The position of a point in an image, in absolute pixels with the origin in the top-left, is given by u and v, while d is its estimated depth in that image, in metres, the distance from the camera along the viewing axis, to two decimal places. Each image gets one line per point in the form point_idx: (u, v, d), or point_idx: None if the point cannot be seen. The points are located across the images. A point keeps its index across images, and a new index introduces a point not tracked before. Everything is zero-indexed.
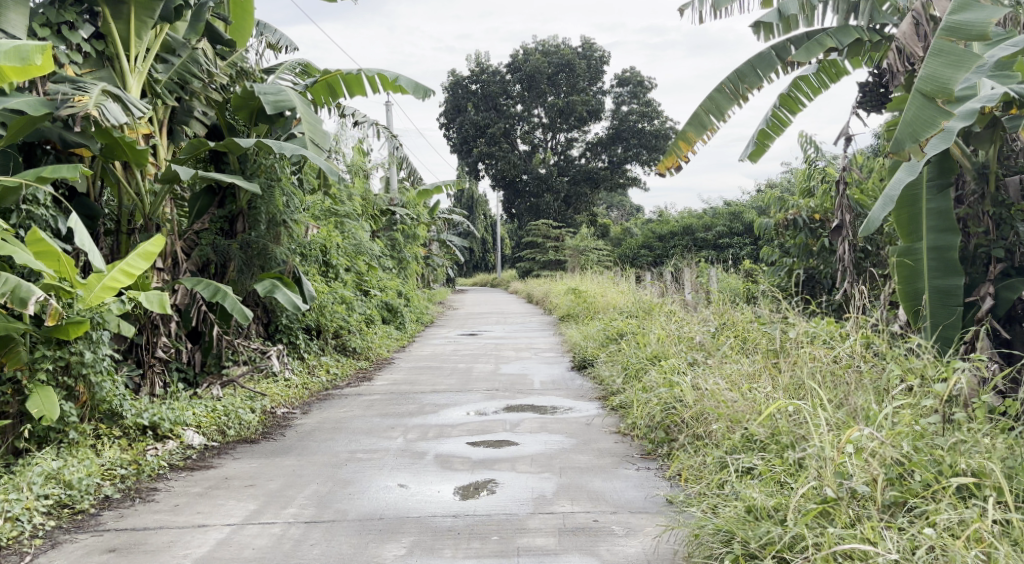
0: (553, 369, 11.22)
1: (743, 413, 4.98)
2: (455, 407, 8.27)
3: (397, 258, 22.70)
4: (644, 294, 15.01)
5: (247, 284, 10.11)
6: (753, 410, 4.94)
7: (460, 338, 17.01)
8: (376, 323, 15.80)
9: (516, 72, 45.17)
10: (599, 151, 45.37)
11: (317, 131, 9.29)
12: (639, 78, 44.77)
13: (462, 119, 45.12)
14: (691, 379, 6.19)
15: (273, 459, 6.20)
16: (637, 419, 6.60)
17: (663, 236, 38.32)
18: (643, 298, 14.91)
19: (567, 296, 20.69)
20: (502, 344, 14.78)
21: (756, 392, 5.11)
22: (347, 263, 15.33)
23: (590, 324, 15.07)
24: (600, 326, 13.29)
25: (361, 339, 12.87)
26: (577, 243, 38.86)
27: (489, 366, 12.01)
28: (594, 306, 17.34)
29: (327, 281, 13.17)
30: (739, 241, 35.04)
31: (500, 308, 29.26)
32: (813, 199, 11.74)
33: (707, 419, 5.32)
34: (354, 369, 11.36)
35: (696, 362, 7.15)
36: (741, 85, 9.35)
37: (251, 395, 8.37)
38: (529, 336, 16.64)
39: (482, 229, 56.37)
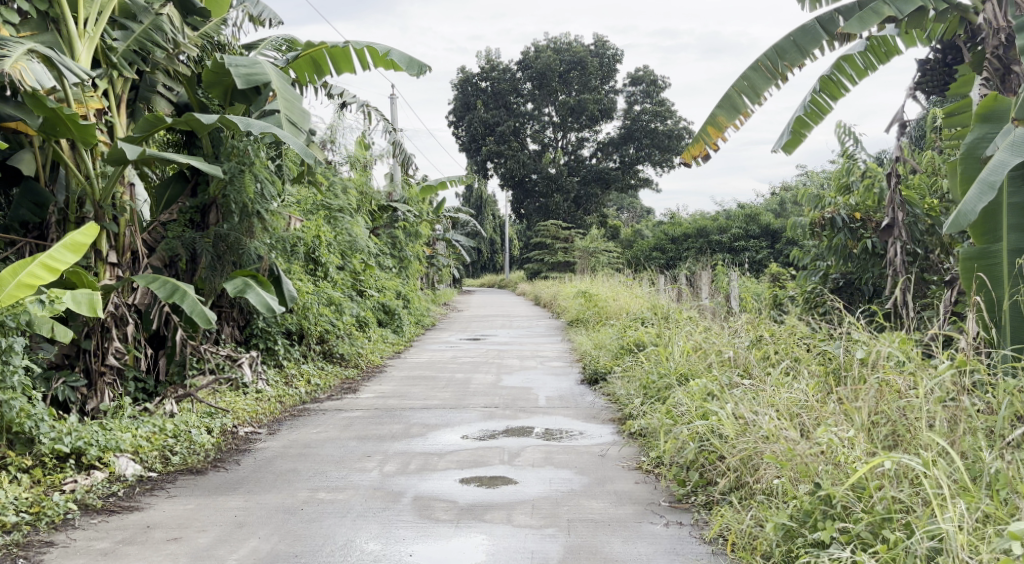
0: (560, 382, 10.08)
1: (810, 459, 3.90)
2: (446, 429, 7.13)
3: (398, 258, 21.57)
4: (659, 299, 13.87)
5: (216, 284, 8.97)
6: (824, 458, 3.84)
7: (461, 344, 15.89)
8: (370, 327, 14.69)
9: (526, 69, 44.02)
10: (610, 151, 44.22)
11: (295, 109, 8.15)
12: (652, 77, 43.59)
13: (471, 117, 44.00)
14: (731, 412, 5.03)
15: (216, 499, 5.06)
16: (662, 454, 5.43)
17: (675, 238, 37.17)
18: (658, 303, 13.76)
19: (575, 300, 19.59)
20: (505, 352, 13.65)
21: (824, 432, 4.02)
22: (339, 262, 14.23)
23: (601, 332, 13.92)
24: (612, 335, 12.16)
25: (350, 345, 11.76)
26: (587, 244, 37.70)
27: (491, 377, 10.88)
28: (605, 310, 16.21)
29: (315, 280, 12.07)
30: (755, 245, 33.86)
31: (505, 310, 28.14)
32: (852, 197, 10.56)
33: (760, 464, 4.24)
34: (339, 379, 10.24)
35: (729, 386, 5.99)
36: (781, 62, 8.19)
37: (210, 413, 7.29)
38: (535, 342, 15.50)
39: (489, 230, 55.23)
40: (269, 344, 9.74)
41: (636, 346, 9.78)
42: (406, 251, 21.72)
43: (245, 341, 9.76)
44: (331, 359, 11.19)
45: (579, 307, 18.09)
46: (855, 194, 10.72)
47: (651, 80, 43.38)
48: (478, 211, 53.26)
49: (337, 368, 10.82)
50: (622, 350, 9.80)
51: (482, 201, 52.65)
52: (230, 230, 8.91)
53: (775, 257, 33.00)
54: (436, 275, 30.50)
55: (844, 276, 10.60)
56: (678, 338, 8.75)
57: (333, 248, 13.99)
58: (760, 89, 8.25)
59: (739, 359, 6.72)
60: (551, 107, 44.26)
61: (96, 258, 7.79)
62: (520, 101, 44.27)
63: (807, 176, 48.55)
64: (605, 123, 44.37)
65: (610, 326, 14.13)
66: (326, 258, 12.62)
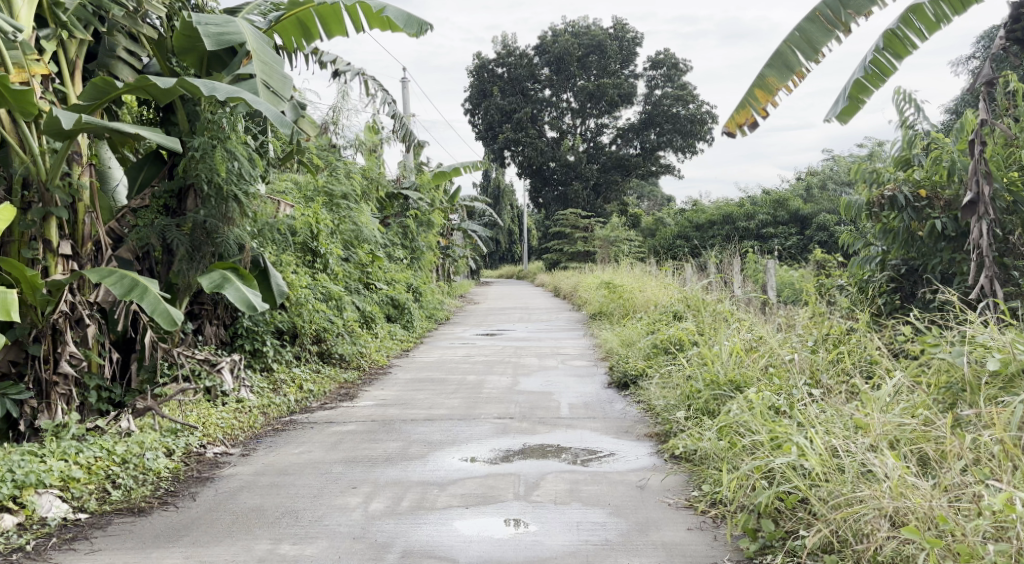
0: (584, 386, 8.94)
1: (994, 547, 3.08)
2: (451, 449, 6.02)
3: (410, 249, 20.48)
4: (691, 290, 12.70)
5: (192, 278, 7.78)
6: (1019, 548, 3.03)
7: (476, 340, 14.78)
8: (377, 323, 13.61)
9: (544, 54, 42.78)
10: (631, 137, 42.97)
11: (274, 74, 7.03)
12: (674, 60, 42.17)
13: (488, 105, 42.79)
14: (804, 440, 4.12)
15: (149, 553, 3.99)
16: (720, 491, 4.34)
17: (700, 225, 35.89)
18: (690, 295, 12.59)
19: (598, 292, 18.40)
20: (524, 349, 12.52)
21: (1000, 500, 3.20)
22: (343, 254, 13.16)
23: (628, 326, 12.75)
24: (641, 331, 11.00)
25: (351, 344, 10.68)
26: (608, 233, 36.45)
27: (507, 378, 9.75)
28: (631, 302, 15.04)
29: (313, 273, 11.00)
30: (784, 232, 32.56)
31: (525, 302, 27.02)
32: (917, 171, 9.31)
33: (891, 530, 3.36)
34: (336, 384, 9.17)
35: (799, 402, 4.90)
36: (843, 11, 7.03)
37: (176, 429, 6.19)
38: (555, 338, 14.36)
39: (507, 220, 54.10)
40: (257, 345, 8.66)
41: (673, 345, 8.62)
42: (419, 241, 20.62)
43: (230, 342, 8.66)
44: (330, 360, 10.09)
45: (603, 298, 16.92)
46: (917, 169, 9.48)
47: (673, 64, 41.97)
48: (495, 201, 52.08)
49: (335, 371, 9.73)
50: (655, 349, 8.64)
51: (500, 191, 51.50)
52: (206, 217, 7.70)
53: (805, 244, 31.71)
54: (453, 267, 29.41)
55: (905, 262, 9.39)
56: (722, 338, 7.60)
57: (334, 237, 12.90)
58: (817, 44, 7.13)
59: (804, 365, 5.57)
60: (570, 93, 42.98)
61: (45, 250, 6.68)
62: (537, 88, 43.03)
63: (835, 160, 47.06)
64: (625, 108, 43.04)
65: (637, 321, 12.96)
66: (325, 247, 11.53)
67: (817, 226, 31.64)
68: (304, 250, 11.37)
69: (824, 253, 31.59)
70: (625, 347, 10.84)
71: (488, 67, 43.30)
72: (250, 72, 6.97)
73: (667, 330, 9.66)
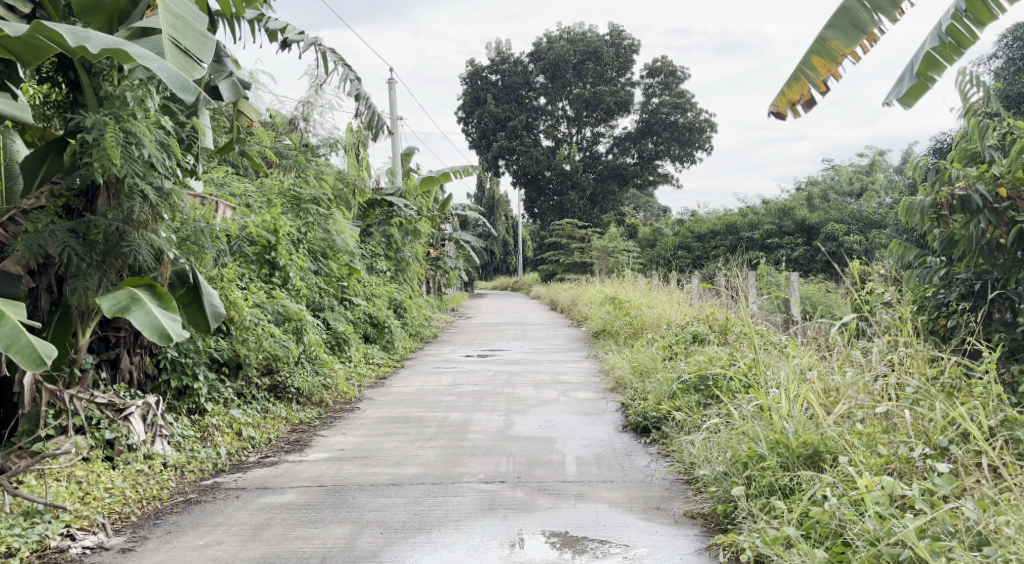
0: (592, 430, 7.25)
1: None
2: (417, 541, 4.36)
3: (394, 261, 18.77)
4: (710, 309, 11.03)
5: (91, 299, 5.96)
6: None
7: (464, 364, 13.09)
8: (350, 346, 11.92)
9: (538, 61, 41.22)
10: (628, 146, 41.44)
11: (186, 29, 5.32)
12: (671, 67, 40.56)
13: (482, 112, 41.16)
14: None
15: None
16: None
17: (701, 235, 34.44)
18: (709, 315, 10.92)
19: (600, 307, 16.71)
20: (518, 377, 10.83)
21: None
22: (309, 268, 11.45)
23: (638, 350, 11.06)
24: (658, 360, 9.33)
25: (312, 375, 8.98)
26: (605, 243, 34.65)
27: (497, 417, 8.07)
28: (639, 322, 13.32)
29: (268, 290, 9.30)
30: (790, 242, 31.00)
31: (519, 316, 25.32)
32: (993, 166, 7.55)
33: None
34: (286, 429, 7.47)
35: (952, 499, 3.50)
36: None
37: (36, 512, 4.44)
38: (553, 362, 12.67)
39: (502, 230, 52.49)
40: (185, 382, 6.93)
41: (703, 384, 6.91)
42: (405, 252, 18.92)
43: (153, 377, 6.93)
44: (284, 396, 8.39)
45: (606, 315, 15.22)
46: (989, 165, 7.75)
47: (671, 71, 40.37)
48: (489, 210, 50.44)
49: (289, 410, 8.02)
50: (680, 385, 6.93)
51: (494, 201, 49.90)
52: (111, 220, 5.91)
53: (813, 255, 30.16)
54: (444, 279, 27.72)
55: (979, 276, 7.57)
56: (771, 379, 5.90)
57: (297, 248, 11.21)
58: None
59: (914, 430, 4.08)
60: (565, 101, 41.38)
61: None
62: (532, 95, 41.44)
63: (837, 169, 45.62)
64: (622, 116, 41.45)
65: (648, 344, 11.26)
66: (283, 260, 9.83)
67: (825, 237, 30.10)
68: (260, 263, 9.70)
69: (832, 264, 30.05)
70: (638, 379, 9.14)
71: (482, 74, 41.82)
72: (155, 25, 5.26)
73: (694, 361, 7.99)
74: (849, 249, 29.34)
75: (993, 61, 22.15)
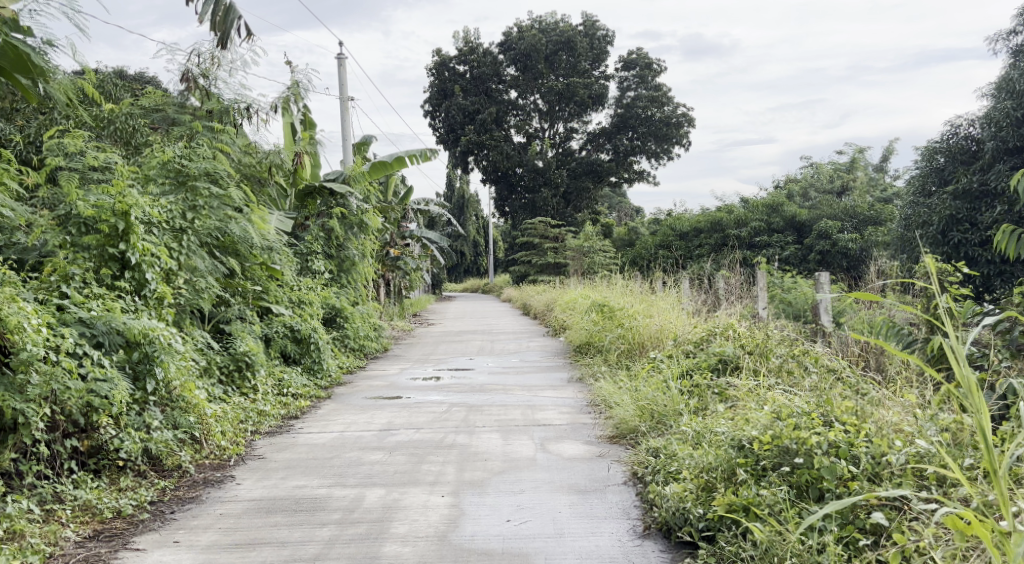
0: (592, 534, 4.35)
1: None
2: None
3: (335, 259, 15.75)
4: (742, 333, 8.25)
5: None
6: None
7: (411, 391, 10.15)
8: (254, 371, 9.08)
9: (508, 51, 38.32)
10: (602, 142, 38.76)
11: None
12: (648, 60, 38.05)
13: (448, 105, 38.16)
14: None
15: None
16: None
17: (684, 234, 31.82)
18: (739, 337, 8.09)
19: (582, 315, 13.87)
20: (478, 417, 7.92)
21: None
22: (186, 262, 8.51)
23: (642, 383, 8.16)
24: (683, 409, 6.45)
25: (163, 427, 5.93)
26: (581, 243, 31.70)
27: (439, 501, 5.14)
28: (636, 336, 10.47)
29: (102, 299, 6.34)
30: (779, 240, 28.37)
31: (486, 323, 22.43)
32: None
33: None
34: (80, 532, 4.52)
35: None
36: None
37: None
38: (525, 390, 9.75)
39: (472, 230, 49.52)
40: None
41: (792, 464, 4.07)
42: (350, 249, 15.89)
43: None
44: (108, 465, 5.42)
45: (588, 325, 12.36)
46: None
47: (647, 63, 37.77)
48: (459, 211, 47.43)
49: (105, 491, 5.06)
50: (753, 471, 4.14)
51: (464, 199, 46.96)
52: None
53: (805, 255, 27.59)
54: (403, 281, 24.77)
55: None
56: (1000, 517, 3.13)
57: (172, 241, 8.31)
58: None
59: None
60: (537, 94, 38.54)
61: None
62: (502, 88, 38.54)
63: (817, 166, 43.13)
64: (597, 110, 38.75)
65: (654, 372, 8.39)
66: (138, 253, 6.89)
67: (817, 234, 27.46)
68: (101, 259, 6.80)
69: (825, 264, 27.48)
70: (651, 432, 6.27)
71: (449, 64, 38.86)
72: None
73: (742, 417, 5.14)
74: (844, 248, 26.77)
75: (1012, 40, 19.49)
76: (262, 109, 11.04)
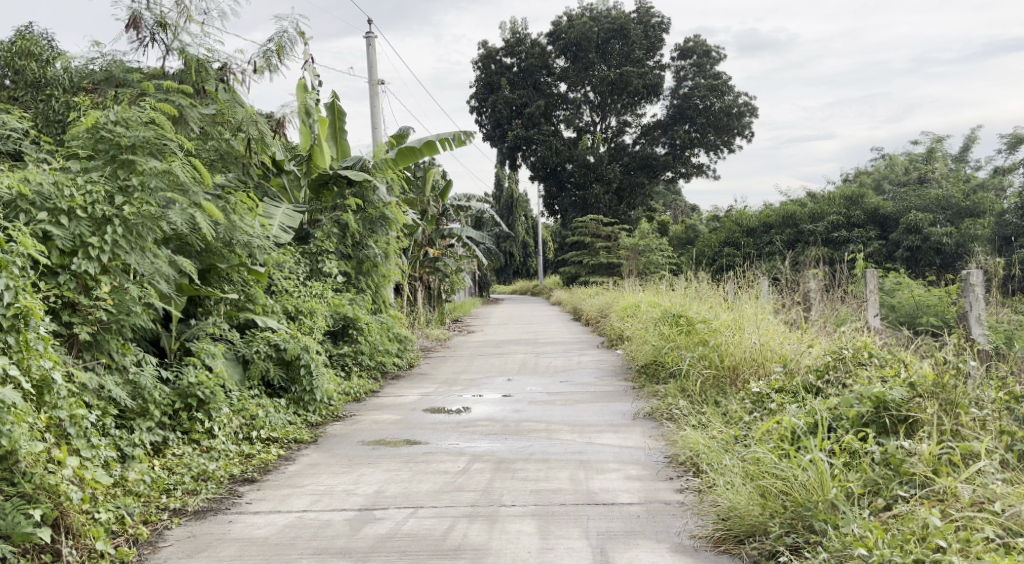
0: None
1: None
2: None
3: (353, 260, 13.30)
4: (893, 373, 5.62)
5: None
6: None
7: (426, 431, 7.69)
8: (210, 411, 6.74)
9: (558, 41, 35.74)
10: (658, 135, 35.90)
11: None
12: (706, 48, 35.32)
13: (495, 99, 35.75)
14: None
15: None
16: None
17: (751, 229, 28.83)
18: (892, 377, 5.46)
19: (647, 326, 11.28)
20: (507, 489, 5.42)
21: None
22: (103, 262, 6.12)
23: (749, 442, 5.64)
24: (844, 508, 3.96)
25: None
26: (636, 241, 28.90)
27: None
28: (724, 360, 7.89)
29: None
30: (861, 236, 25.27)
31: (533, 330, 19.92)
32: None
33: None
34: None
35: None
36: None
37: None
38: (576, 433, 7.21)
39: (520, 231, 47.00)
40: None
41: None
42: (370, 248, 13.44)
43: None
44: None
45: (655, 339, 9.80)
46: None
47: (704, 50, 35.08)
48: (508, 210, 45.01)
49: None
50: None
51: (513, 199, 44.50)
52: None
53: (890, 253, 24.51)
54: (442, 284, 22.35)
55: None
56: None
57: (90, 233, 6.02)
58: None
59: None
60: (588, 86, 35.87)
61: None
62: (552, 81, 36.04)
63: (890, 157, 39.58)
64: (651, 102, 35.94)
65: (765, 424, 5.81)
66: None
67: (904, 229, 24.32)
68: None
69: (913, 262, 24.31)
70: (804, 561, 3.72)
71: (496, 57, 36.42)
72: None
73: (994, 547, 3.50)
74: (937, 244, 23.60)
75: None
76: (239, 67, 8.54)
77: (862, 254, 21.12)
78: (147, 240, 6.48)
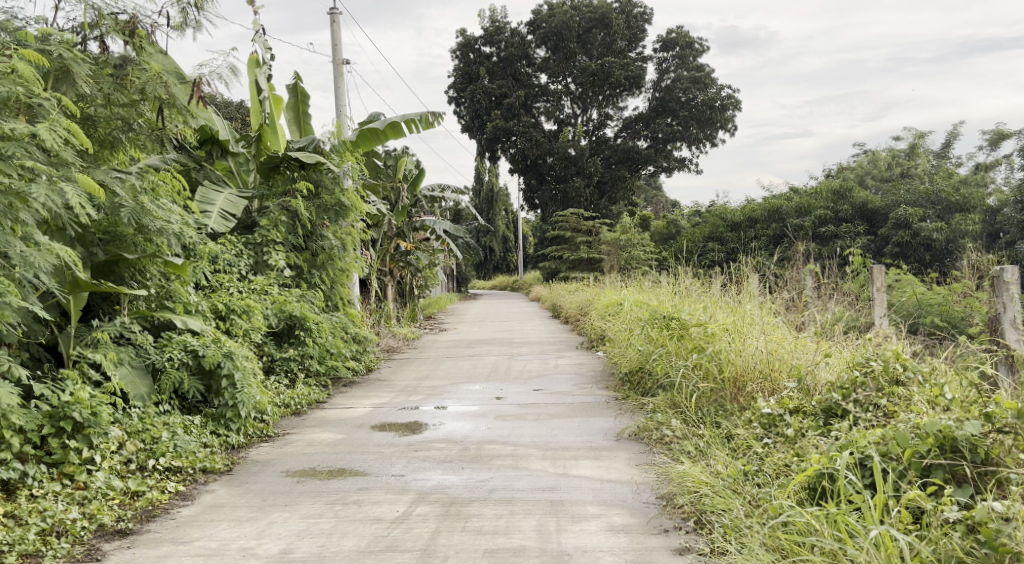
0: None
1: None
2: None
3: (305, 252, 11.95)
4: (950, 403, 4.43)
5: None
6: None
7: (369, 456, 6.37)
8: (92, 436, 5.32)
9: (538, 30, 34.45)
10: (639, 128, 34.67)
11: None
12: (688, 39, 33.74)
13: (473, 89, 34.44)
14: None
15: None
16: None
17: (736, 224, 27.68)
18: (956, 408, 4.24)
19: (631, 328, 10.02)
20: (453, 551, 4.15)
21: None
22: None
23: (771, 488, 4.41)
24: None
25: None
26: (617, 235, 27.71)
27: None
28: (723, 371, 6.65)
29: None
30: (849, 231, 24.15)
31: (510, 328, 18.65)
32: None
33: None
34: None
35: None
36: None
37: None
38: (547, 460, 5.93)
39: (500, 225, 45.72)
40: None
41: None
42: (325, 238, 12.09)
43: None
44: None
45: (641, 343, 8.56)
46: None
47: (687, 42, 33.57)
48: (488, 204, 43.70)
49: None
50: None
51: (493, 192, 43.16)
52: None
53: (878, 249, 23.42)
54: (415, 280, 21.01)
55: None
56: None
57: None
58: None
59: None
60: (569, 76, 34.58)
61: None
62: (532, 71, 34.75)
63: (875, 152, 38.57)
64: (633, 94, 34.65)
65: (787, 463, 4.58)
66: None
67: (893, 224, 23.22)
68: None
69: (902, 259, 23.22)
70: None
71: (474, 46, 35.11)
72: None
73: None
74: (927, 239, 22.50)
75: None
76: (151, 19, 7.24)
77: (852, 251, 20.00)
78: (9, 219, 5.18)
